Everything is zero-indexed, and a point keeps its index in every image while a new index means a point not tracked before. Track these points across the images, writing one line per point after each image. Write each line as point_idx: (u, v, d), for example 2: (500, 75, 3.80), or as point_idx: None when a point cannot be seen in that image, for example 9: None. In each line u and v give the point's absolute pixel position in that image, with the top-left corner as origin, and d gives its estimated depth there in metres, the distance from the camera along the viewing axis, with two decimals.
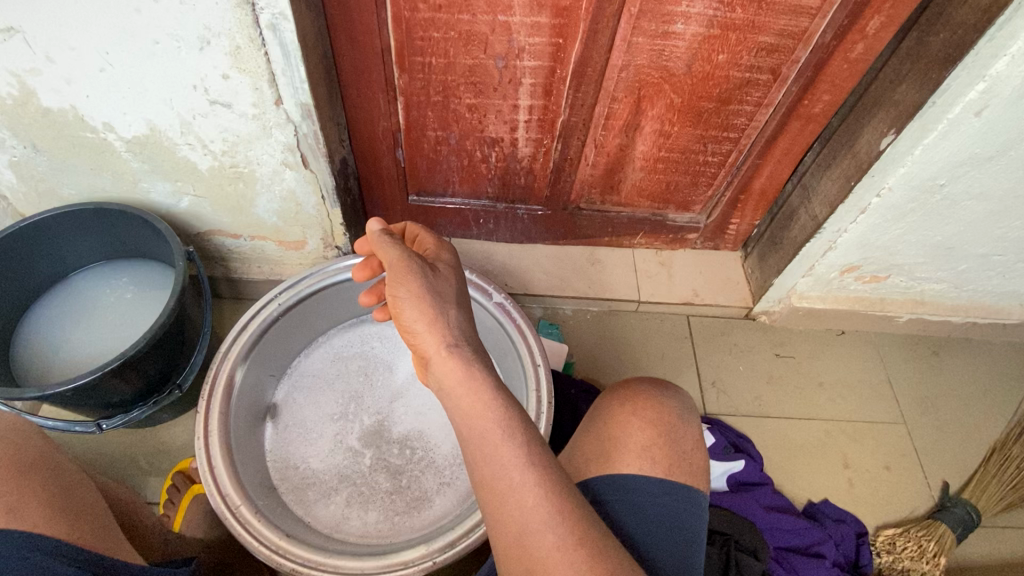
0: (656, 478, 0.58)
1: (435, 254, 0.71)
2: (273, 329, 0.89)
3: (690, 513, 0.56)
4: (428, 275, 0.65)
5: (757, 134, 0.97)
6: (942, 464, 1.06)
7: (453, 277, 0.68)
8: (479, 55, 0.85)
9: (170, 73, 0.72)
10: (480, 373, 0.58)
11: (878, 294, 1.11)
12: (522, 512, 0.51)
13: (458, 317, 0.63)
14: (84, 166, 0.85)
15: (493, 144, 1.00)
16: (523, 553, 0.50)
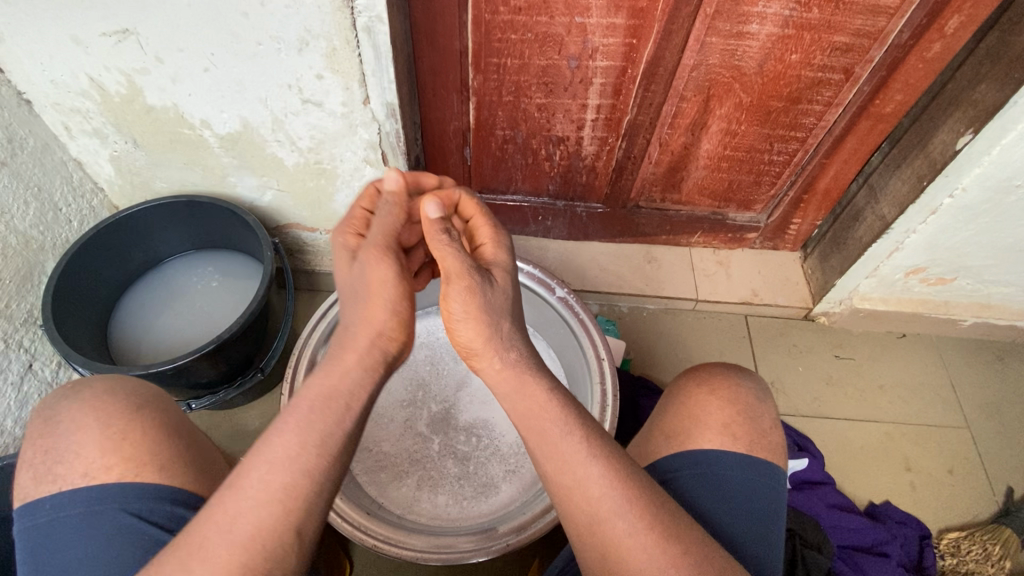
0: (738, 454, 0.59)
1: (492, 257, 0.67)
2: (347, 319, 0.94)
3: (771, 492, 0.58)
4: (487, 293, 0.60)
5: (825, 134, 0.97)
6: (1008, 470, 1.04)
7: (509, 284, 0.65)
8: (553, 56, 0.87)
9: (269, 75, 0.76)
10: None
11: (942, 297, 1.10)
12: (587, 504, 0.53)
13: (513, 332, 0.60)
14: (178, 160, 0.90)
15: (558, 143, 1.02)
16: (594, 538, 0.52)
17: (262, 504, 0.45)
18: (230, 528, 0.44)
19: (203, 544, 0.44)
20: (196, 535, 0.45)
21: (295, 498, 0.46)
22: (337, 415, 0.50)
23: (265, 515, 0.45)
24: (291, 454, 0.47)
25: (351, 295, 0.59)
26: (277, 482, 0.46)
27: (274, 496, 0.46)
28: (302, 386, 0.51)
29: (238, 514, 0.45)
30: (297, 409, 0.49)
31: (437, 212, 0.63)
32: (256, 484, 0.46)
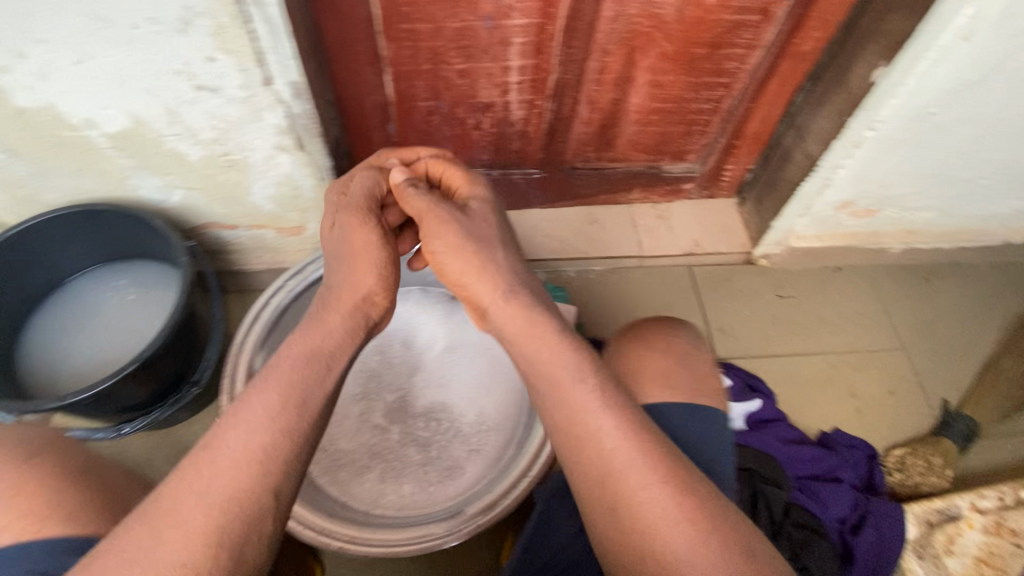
0: (681, 403, 0.60)
1: (465, 191, 0.71)
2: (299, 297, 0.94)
3: (714, 432, 0.59)
4: (463, 222, 0.65)
5: (748, 78, 0.97)
6: (941, 383, 1.10)
7: (491, 215, 0.68)
8: (467, 17, 0.82)
9: (152, 62, 0.68)
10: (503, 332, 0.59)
11: (871, 229, 1.14)
12: (601, 460, 0.52)
13: (505, 258, 0.65)
14: (65, 166, 0.81)
15: (485, 110, 0.98)
16: (610, 491, 0.51)
17: (236, 460, 0.46)
18: (201, 487, 0.45)
19: (172, 503, 0.44)
20: (163, 495, 0.44)
21: (269, 455, 0.47)
22: (315, 375, 0.53)
23: (239, 470, 0.46)
24: (270, 407, 0.49)
25: (337, 257, 0.65)
26: (255, 436, 0.48)
27: (248, 451, 0.47)
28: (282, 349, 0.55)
29: (212, 473, 0.45)
30: (280, 368, 0.53)
31: (403, 176, 0.69)
32: (233, 441, 0.47)
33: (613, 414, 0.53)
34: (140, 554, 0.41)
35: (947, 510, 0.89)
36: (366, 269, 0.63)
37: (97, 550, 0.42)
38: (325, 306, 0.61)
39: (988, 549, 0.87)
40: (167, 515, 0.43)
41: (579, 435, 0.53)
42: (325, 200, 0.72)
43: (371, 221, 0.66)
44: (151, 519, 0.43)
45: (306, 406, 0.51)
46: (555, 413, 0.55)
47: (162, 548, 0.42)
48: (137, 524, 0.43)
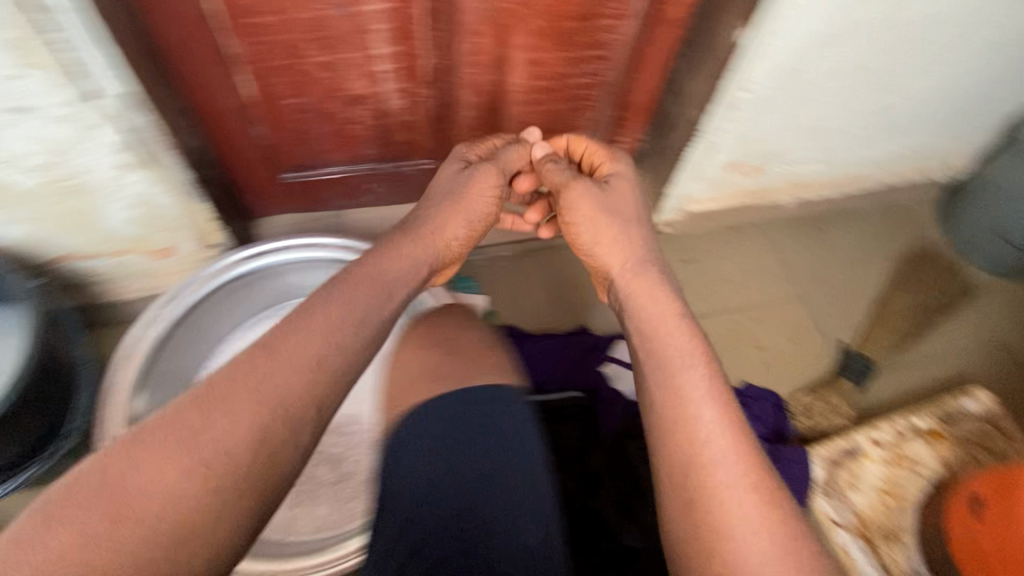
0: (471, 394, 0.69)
1: (607, 170, 0.83)
2: (226, 286, 0.92)
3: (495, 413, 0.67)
4: (600, 195, 0.78)
5: (624, 48, 0.96)
6: (838, 326, 1.16)
7: (629, 191, 0.80)
8: (316, 7, 0.77)
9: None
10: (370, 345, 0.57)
11: (763, 186, 1.16)
12: (691, 446, 0.56)
13: (639, 233, 0.77)
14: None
15: (358, 103, 0.93)
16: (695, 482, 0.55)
17: (254, 412, 0.54)
18: (217, 421, 0.53)
19: (198, 424, 0.52)
20: (203, 404, 0.53)
21: (276, 420, 0.55)
22: (374, 308, 0.65)
23: (250, 422, 0.53)
24: (296, 371, 0.57)
25: (447, 197, 0.79)
26: (278, 391, 0.55)
27: (263, 409, 0.54)
28: (385, 253, 0.71)
29: (197, 418, 0.52)
30: (315, 312, 0.61)
31: (545, 151, 0.87)
32: (227, 392, 0.54)
33: (710, 397, 0.59)
34: (166, 464, 0.50)
35: (849, 447, 0.94)
36: (461, 218, 0.79)
37: (138, 436, 0.51)
38: (422, 233, 0.76)
39: (889, 479, 0.92)
40: (191, 438, 0.52)
41: (676, 413, 0.58)
42: (455, 153, 0.84)
43: (501, 178, 0.82)
44: (188, 423, 0.52)
45: (340, 360, 0.60)
46: (652, 378, 0.62)
47: (178, 467, 0.50)
48: (173, 422, 0.52)
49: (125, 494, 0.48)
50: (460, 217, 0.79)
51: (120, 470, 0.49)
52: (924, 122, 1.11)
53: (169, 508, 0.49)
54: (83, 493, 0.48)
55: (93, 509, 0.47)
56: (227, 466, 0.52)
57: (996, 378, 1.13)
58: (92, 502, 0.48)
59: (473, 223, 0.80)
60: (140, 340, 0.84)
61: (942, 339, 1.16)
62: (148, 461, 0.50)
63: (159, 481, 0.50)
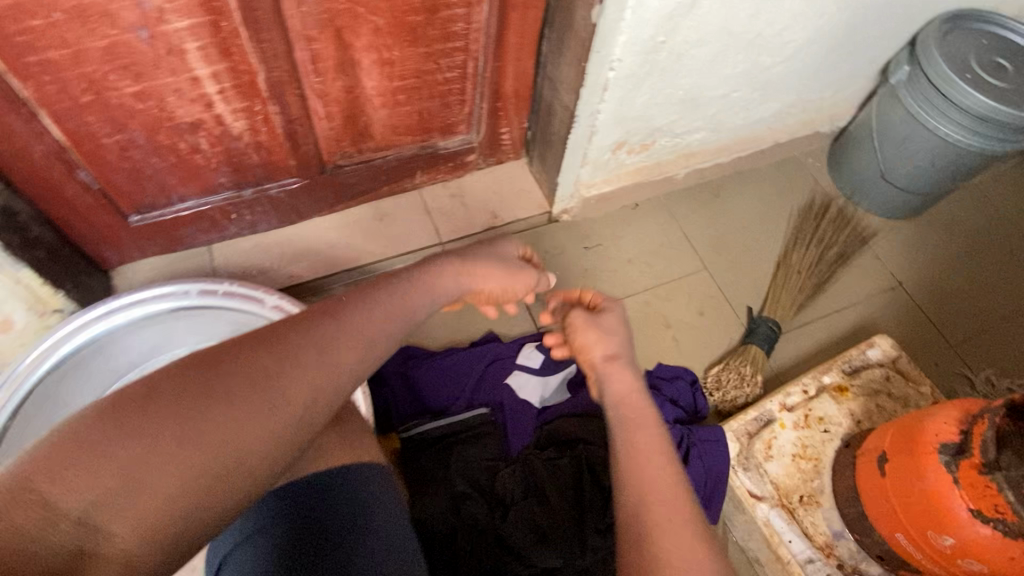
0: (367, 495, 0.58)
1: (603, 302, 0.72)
2: (69, 358, 0.81)
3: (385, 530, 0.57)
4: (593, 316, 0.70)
5: (482, 36, 0.90)
6: (744, 292, 1.16)
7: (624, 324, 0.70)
8: (110, 31, 0.68)
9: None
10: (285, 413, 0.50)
11: (653, 161, 1.14)
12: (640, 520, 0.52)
13: (624, 348, 0.67)
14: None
15: (195, 130, 0.83)
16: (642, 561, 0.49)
17: (316, 377, 0.52)
18: (285, 370, 0.51)
19: (270, 366, 0.50)
20: (275, 344, 0.51)
21: (332, 390, 0.53)
22: (400, 324, 0.60)
23: (313, 385, 0.52)
24: (351, 351, 0.55)
25: (502, 261, 0.74)
26: (338, 363, 0.53)
27: (326, 376, 0.53)
28: (434, 269, 0.66)
29: (210, 403, 0.47)
30: (364, 321, 0.57)
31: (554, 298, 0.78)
32: (250, 380, 0.49)
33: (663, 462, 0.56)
34: (214, 412, 0.47)
35: (760, 417, 0.94)
36: (500, 271, 0.72)
37: (212, 362, 0.49)
38: (472, 270, 0.70)
39: (803, 443, 0.93)
40: (258, 381, 0.49)
41: (639, 473, 0.55)
42: (510, 237, 0.79)
43: (530, 283, 0.76)
44: (247, 372, 0.49)
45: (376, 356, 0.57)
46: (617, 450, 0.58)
47: (240, 408, 0.48)
48: (241, 356, 0.50)
49: (190, 418, 0.46)
50: (504, 274, 0.73)
51: (192, 390, 0.47)
52: (799, 76, 1.10)
53: (224, 449, 0.47)
54: (155, 401, 0.46)
55: (165, 423, 0.45)
56: (285, 422, 0.50)
57: (898, 320, 1.15)
58: (161, 412, 0.45)
59: (508, 287, 0.73)
60: (41, 361, 0.79)
61: (842, 289, 1.18)
62: (213, 393, 0.47)
63: (222, 417, 0.47)
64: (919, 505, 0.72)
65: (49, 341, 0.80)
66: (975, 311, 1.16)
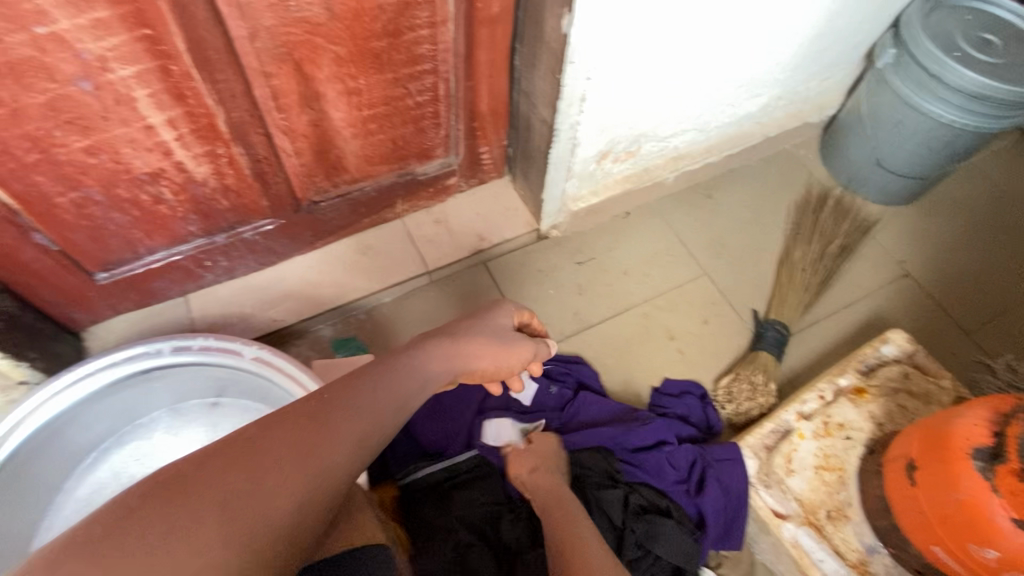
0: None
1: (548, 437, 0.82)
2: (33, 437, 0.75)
3: None
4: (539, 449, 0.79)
5: (451, 56, 0.86)
6: (748, 295, 1.11)
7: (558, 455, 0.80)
8: (49, 86, 0.63)
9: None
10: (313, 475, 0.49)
11: (641, 167, 1.10)
12: None
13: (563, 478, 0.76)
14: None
15: (155, 180, 0.79)
16: None
17: (302, 486, 0.48)
18: (266, 485, 0.46)
19: (279, 448, 0.49)
20: (251, 456, 0.47)
21: (323, 495, 0.49)
22: (389, 415, 0.57)
23: (321, 473, 0.49)
24: (343, 447, 0.52)
25: (503, 338, 0.72)
26: (325, 465, 0.50)
27: (342, 445, 0.52)
28: (428, 351, 0.65)
29: (233, 471, 0.46)
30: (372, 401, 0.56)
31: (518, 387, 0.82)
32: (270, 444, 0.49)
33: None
34: (238, 479, 0.45)
35: (777, 428, 0.89)
36: (497, 349, 0.71)
37: (178, 487, 0.43)
38: (467, 350, 0.68)
39: (825, 453, 0.88)
40: (236, 501, 0.44)
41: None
42: (508, 306, 0.77)
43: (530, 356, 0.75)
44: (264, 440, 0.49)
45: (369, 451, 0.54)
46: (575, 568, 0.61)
47: (229, 523, 0.43)
48: (213, 475, 0.45)
49: (160, 557, 0.40)
50: (500, 353, 0.71)
51: (214, 468, 0.45)
52: (783, 68, 1.06)
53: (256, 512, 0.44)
54: (115, 544, 0.39)
55: (176, 514, 0.42)
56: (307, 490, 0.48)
57: (909, 310, 1.10)
58: (123, 555, 0.39)
59: (503, 363, 0.72)
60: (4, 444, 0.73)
61: (848, 283, 1.13)
62: (184, 523, 0.41)
63: (248, 481, 0.46)
64: (957, 515, 0.67)
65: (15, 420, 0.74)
66: (988, 294, 1.12)
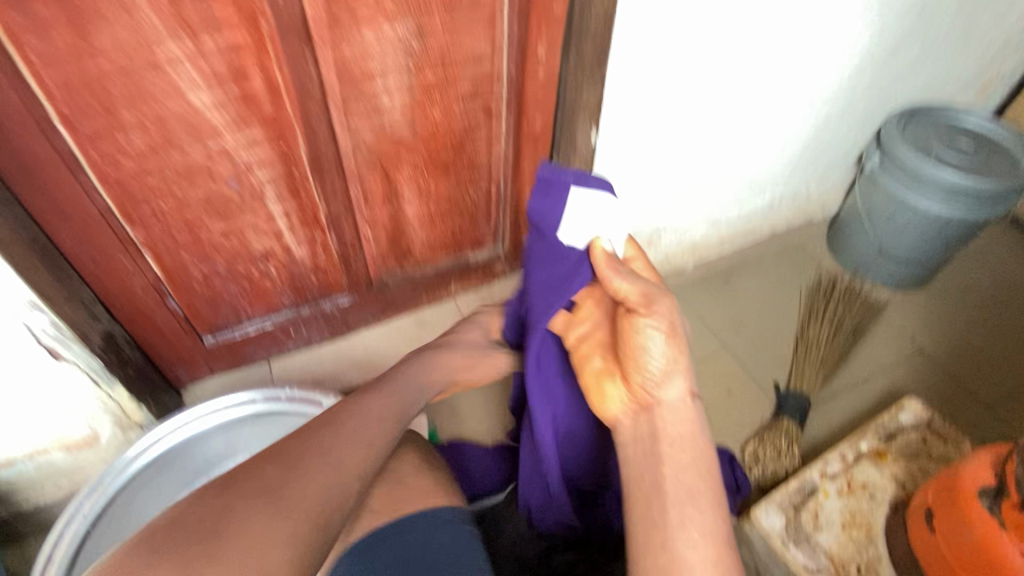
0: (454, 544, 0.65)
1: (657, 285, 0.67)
2: (149, 467, 0.89)
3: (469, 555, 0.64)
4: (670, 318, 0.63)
5: (502, 164, 1.07)
6: (767, 368, 1.20)
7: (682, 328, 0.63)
8: (208, 184, 0.85)
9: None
10: (331, 468, 0.58)
11: (662, 254, 1.26)
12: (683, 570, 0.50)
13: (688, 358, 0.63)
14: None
15: (266, 259, 0.99)
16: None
17: (324, 475, 0.57)
18: (293, 479, 0.55)
19: (303, 452, 0.58)
20: (279, 456, 0.57)
21: (341, 485, 0.57)
22: (389, 419, 0.67)
23: (338, 469, 0.58)
24: (355, 448, 0.61)
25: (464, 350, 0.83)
26: (341, 459, 0.59)
27: (353, 448, 0.61)
28: (406, 370, 0.76)
29: (265, 471, 0.55)
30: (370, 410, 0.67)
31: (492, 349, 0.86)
32: (295, 448, 0.58)
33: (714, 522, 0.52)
34: (273, 475, 0.55)
35: (802, 486, 0.94)
36: (461, 362, 0.82)
37: (228, 485, 0.54)
38: (439, 369, 0.79)
39: (850, 511, 0.92)
40: (269, 489, 0.53)
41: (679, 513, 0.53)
42: (474, 324, 0.88)
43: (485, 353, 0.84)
44: (290, 449, 0.58)
45: (378, 450, 0.64)
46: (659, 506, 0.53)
47: (266, 508, 0.52)
48: (252, 474, 0.55)
49: (219, 535, 0.49)
50: (460, 365, 0.81)
51: (253, 471, 0.55)
52: (779, 173, 1.25)
53: (286, 499, 0.53)
54: (182, 527, 0.49)
55: (224, 505, 0.51)
56: (329, 482, 0.57)
57: (926, 385, 1.17)
58: (190, 533, 0.49)
59: (472, 372, 0.83)
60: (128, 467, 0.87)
61: (863, 359, 1.21)
62: (233, 510, 0.51)
63: (278, 476, 0.55)
64: (973, 555, 0.71)
65: (141, 449, 0.88)
66: (1001, 370, 1.19)
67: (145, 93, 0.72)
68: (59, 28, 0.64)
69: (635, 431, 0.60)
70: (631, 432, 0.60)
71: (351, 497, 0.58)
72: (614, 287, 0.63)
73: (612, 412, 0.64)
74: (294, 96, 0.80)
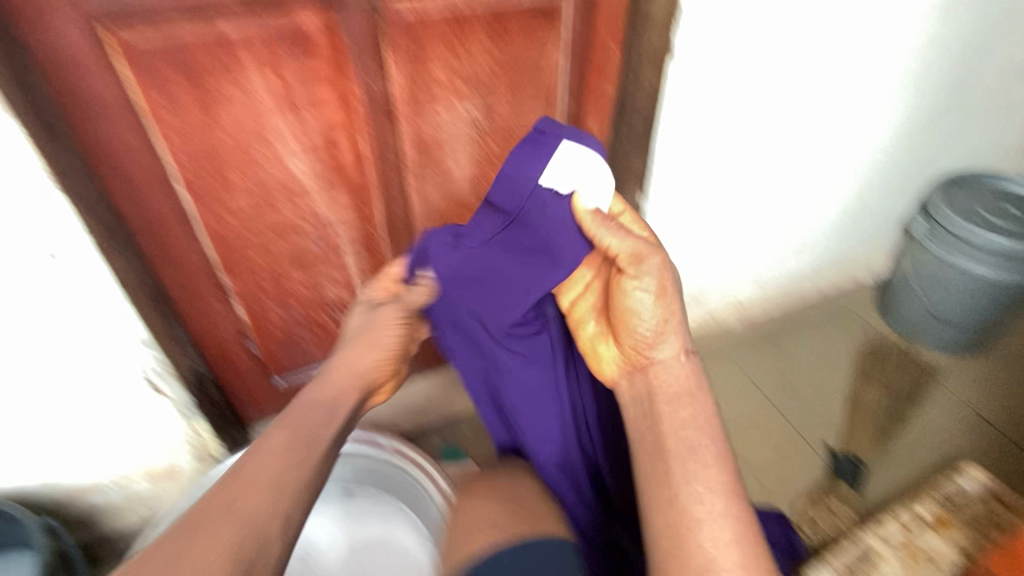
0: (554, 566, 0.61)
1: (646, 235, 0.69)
2: None
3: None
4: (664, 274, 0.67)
5: None
6: (818, 428, 1.20)
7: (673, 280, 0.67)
8: (297, 241, 0.96)
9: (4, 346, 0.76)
10: (238, 518, 0.52)
11: (707, 314, 1.29)
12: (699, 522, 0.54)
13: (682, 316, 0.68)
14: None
15: (338, 307, 1.09)
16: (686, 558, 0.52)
17: (234, 529, 0.51)
18: (198, 547, 0.49)
19: (208, 515, 0.52)
20: (183, 527, 0.51)
21: (257, 534, 0.51)
22: (300, 443, 0.61)
23: (247, 518, 0.52)
24: (265, 490, 0.55)
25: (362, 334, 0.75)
26: (253, 508, 0.53)
27: (265, 491, 0.55)
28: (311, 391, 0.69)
29: (166, 546, 0.49)
30: (274, 443, 0.60)
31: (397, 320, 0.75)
32: (200, 513, 0.52)
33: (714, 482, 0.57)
34: (175, 548, 0.49)
35: (860, 551, 0.92)
36: (371, 352, 0.73)
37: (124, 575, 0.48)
38: (345, 373, 0.72)
39: None
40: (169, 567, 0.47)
41: (675, 480, 0.57)
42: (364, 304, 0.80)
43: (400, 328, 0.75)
44: (197, 514, 0.52)
45: (292, 483, 0.57)
46: (658, 472, 0.59)
47: None
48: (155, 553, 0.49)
49: None
50: (367, 353, 0.73)
51: (158, 547, 0.49)
52: (821, 237, 1.29)
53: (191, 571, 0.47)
54: None
55: None
56: (240, 536, 0.50)
57: (991, 453, 1.13)
58: None
59: (386, 352, 0.74)
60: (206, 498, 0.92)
61: (921, 425, 1.19)
62: None
63: (180, 550, 0.49)
64: None
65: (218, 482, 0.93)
66: None
67: (256, 163, 0.85)
68: (191, 109, 0.77)
69: (634, 390, 0.67)
70: (631, 391, 0.68)
71: (271, 542, 0.52)
72: (603, 244, 0.66)
73: (609, 373, 0.71)
74: (376, 165, 0.92)
